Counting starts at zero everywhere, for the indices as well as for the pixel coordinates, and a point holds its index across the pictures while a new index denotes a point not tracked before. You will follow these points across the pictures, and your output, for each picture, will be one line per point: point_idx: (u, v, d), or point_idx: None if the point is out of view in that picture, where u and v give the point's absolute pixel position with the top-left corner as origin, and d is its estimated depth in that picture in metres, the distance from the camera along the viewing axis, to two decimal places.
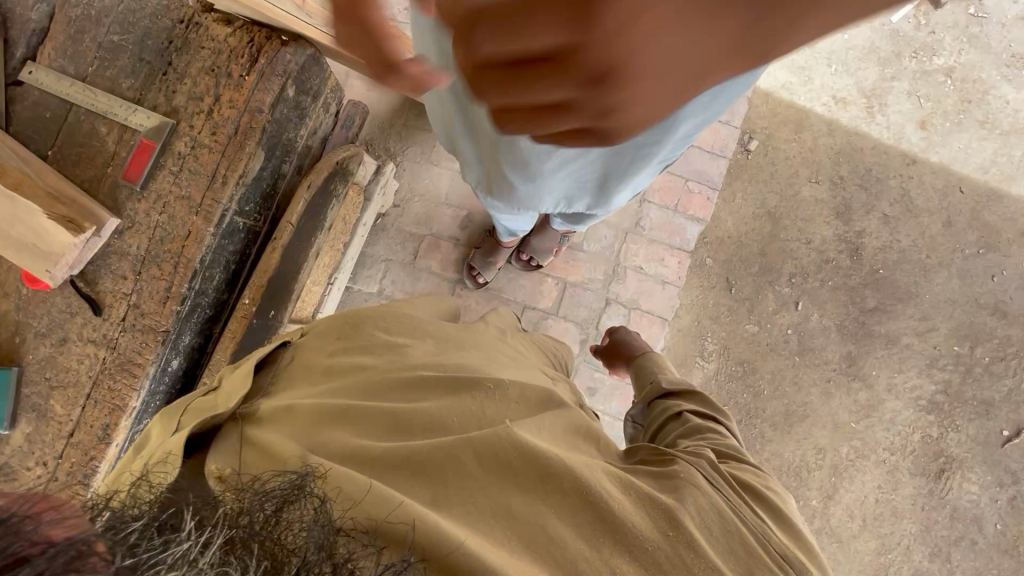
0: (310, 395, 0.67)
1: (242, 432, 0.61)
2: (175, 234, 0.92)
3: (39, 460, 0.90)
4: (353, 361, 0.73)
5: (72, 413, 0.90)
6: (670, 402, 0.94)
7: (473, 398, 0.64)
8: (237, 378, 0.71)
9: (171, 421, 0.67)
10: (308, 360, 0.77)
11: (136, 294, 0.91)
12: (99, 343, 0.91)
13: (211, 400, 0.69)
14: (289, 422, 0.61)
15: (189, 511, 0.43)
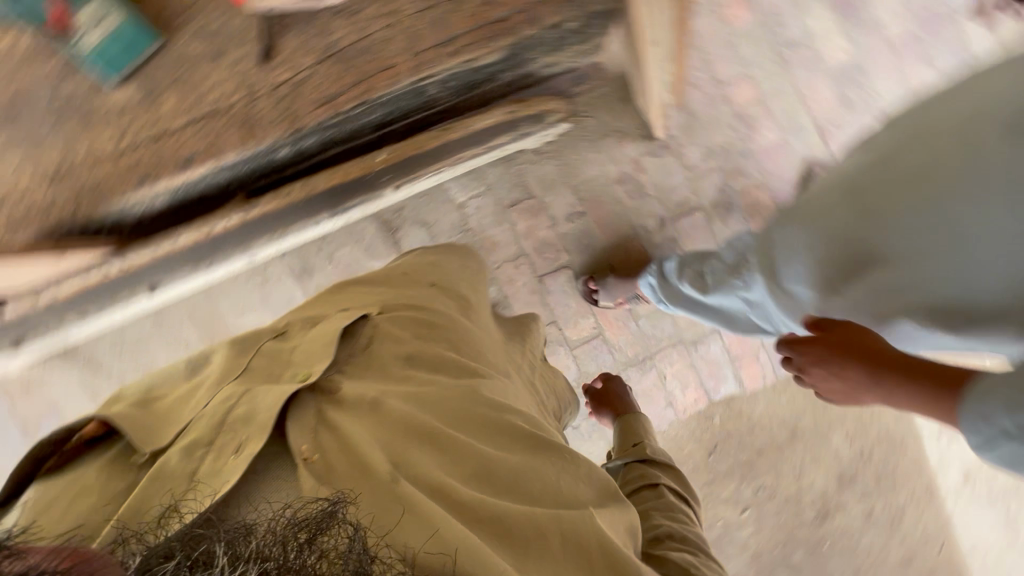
0: (388, 392, 0.74)
1: (320, 413, 0.70)
2: (378, 57, 0.86)
3: (110, 133, 0.84)
4: (433, 376, 0.79)
5: (171, 122, 0.84)
6: (649, 470, 0.98)
7: (555, 466, 0.70)
8: (308, 339, 0.83)
9: (238, 364, 0.80)
10: (383, 348, 0.84)
11: (305, 75, 0.85)
12: (240, 85, 0.85)
13: (282, 349, 0.83)
14: (372, 424, 0.68)
15: (220, 545, 0.49)
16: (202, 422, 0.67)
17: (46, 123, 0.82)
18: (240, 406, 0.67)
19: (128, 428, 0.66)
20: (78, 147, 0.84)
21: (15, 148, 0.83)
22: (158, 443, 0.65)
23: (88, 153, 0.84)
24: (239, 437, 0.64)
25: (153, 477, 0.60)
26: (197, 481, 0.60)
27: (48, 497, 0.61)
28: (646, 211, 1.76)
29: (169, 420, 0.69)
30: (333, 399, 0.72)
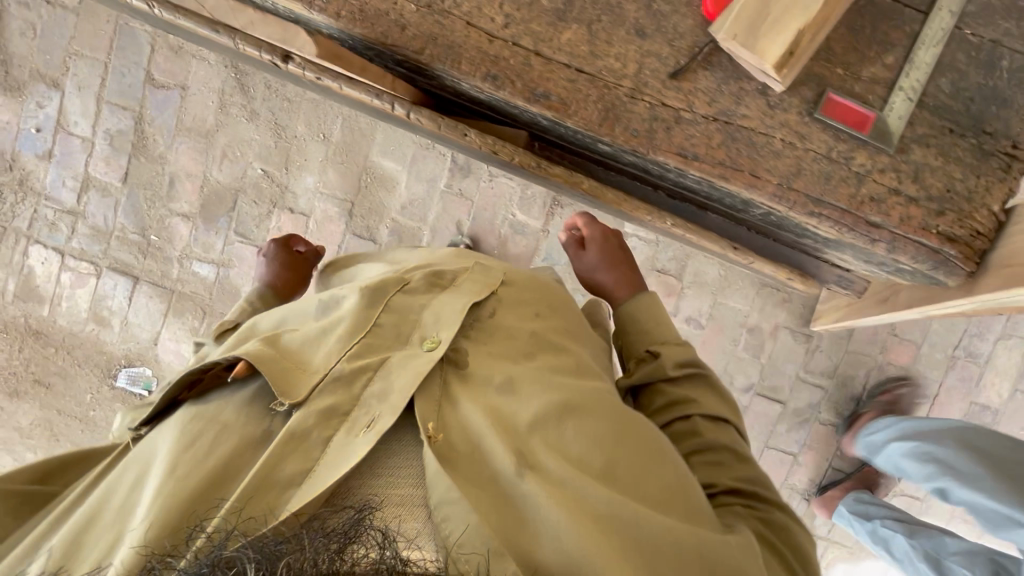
0: (512, 374, 0.78)
1: (446, 385, 0.76)
2: (755, 159, 0.82)
3: (505, 17, 0.80)
4: (555, 369, 0.81)
5: (554, 52, 0.80)
6: (677, 397, 0.93)
7: (675, 481, 0.71)
8: (439, 307, 0.86)
9: (360, 324, 0.82)
10: (506, 327, 0.87)
11: (688, 118, 0.81)
12: (635, 77, 0.81)
13: (412, 309, 0.86)
14: (495, 410, 0.73)
15: (252, 563, 0.50)
16: (335, 388, 0.73)
17: None
18: (374, 382, 0.74)
19: (271, 379, 0.73)
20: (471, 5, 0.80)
21: None
22: (296, 395, 0.72)
23: (468, 15, 0.80)
24: (374, 411, 0.70)
25: (289, 437, 0.67)
26: (330, 449, 0.67)
27: (205, 432, 0.72)
28: (744, 369, 1.77)
29: (309, 367, 0.76)
30: (461, 372, 0.79)
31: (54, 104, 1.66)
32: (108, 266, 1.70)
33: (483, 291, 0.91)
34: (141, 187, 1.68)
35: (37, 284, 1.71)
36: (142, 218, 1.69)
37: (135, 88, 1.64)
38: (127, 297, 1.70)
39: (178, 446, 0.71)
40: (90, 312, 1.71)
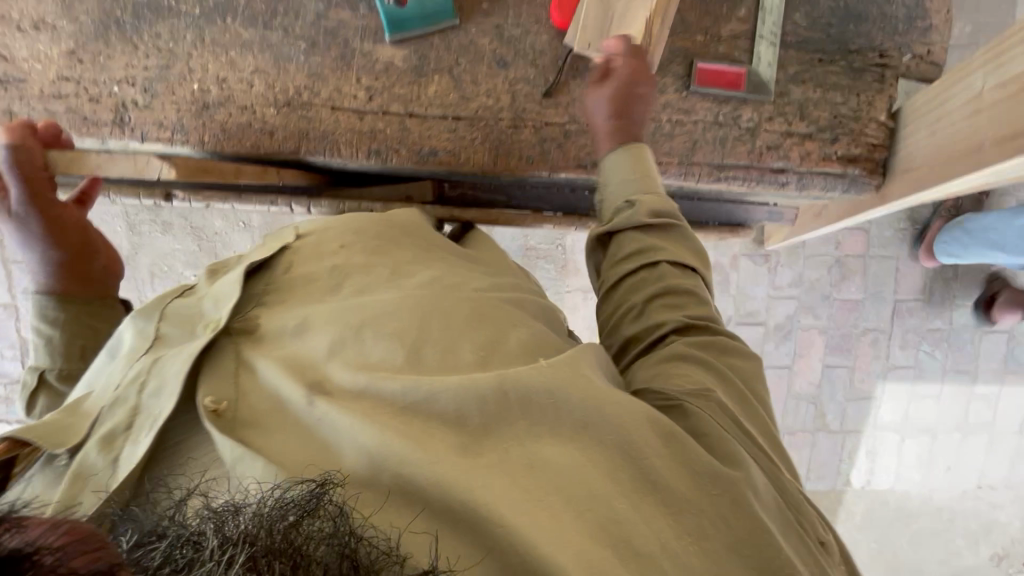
0: (302, 306, 0.61)
1: (240, 356, 0.56)
2: (650, 146, 0.83)
3: (366, 88, 0.78)
4: (362, 293, 0.62)
5: (426, 108, 0.79)
6: (641, 247, 0.73)
7: (507, 344, 0.58)
8: (221, 291, 0.63)
9: (139, 342, 0.58)
10: (304, 273, 0.67)
11: (575, 128, 0.82)
12: (512, 105, 0.81)
13: (194, 307, 0.62)
14: (284, 357, 0.55)
15: (210, 523, 0.39)
16: (113, 405, 0.52)
17: (302, 47, 0.77)
18: (142, 377, 0.53)
19: (29, 438, 0.51)
20: (329, 87, 0.78)
21: (265, 56, 0.77)
22: (73, 438, 0.51)
23: (332, 99, 0.78)
24: (155, 408, 0.51)
25: (75, 476, 0.48)
26: (116, 473, 0.48)
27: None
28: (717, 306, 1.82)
29: (83, 406, 0.54)
30: (252, 334, 0.58)
31: None
32: None
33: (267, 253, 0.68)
34: None
35: None
36: None
37: None
38: None
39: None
40: None
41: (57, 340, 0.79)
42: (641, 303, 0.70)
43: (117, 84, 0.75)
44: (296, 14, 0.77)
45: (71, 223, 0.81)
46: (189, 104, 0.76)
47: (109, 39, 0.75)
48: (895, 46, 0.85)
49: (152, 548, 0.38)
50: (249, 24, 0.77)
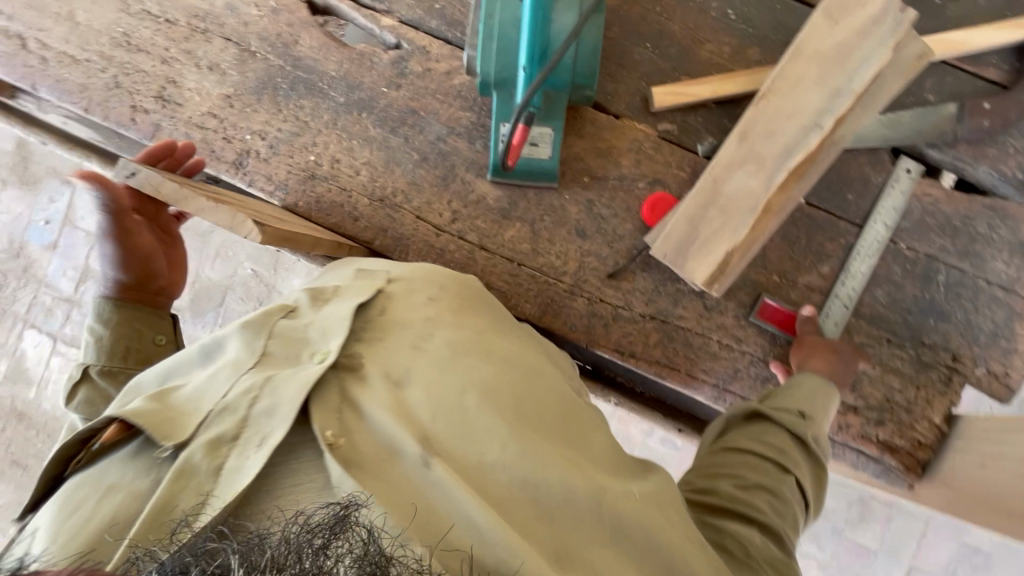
0: (406, 346, 0.59)
1: (342, 388, 0.55)
2: (691, 358, 0.83)
3: (453, 210, 0.84)
4: (461, 351, 0.60)
5: (498, 247, 0.84)
6: (763, 441, 0.70)
7: (583, 454, 0.57)
8: (331, 317, 0.62)
9: (250, 350, 0.57)
10: (402, 314, 0.64)
11: (626, 314, 0.83)
12: (576, 273, 0.84)
13: (301, 327, 0.61)
14: (386, 397, 0.54)
15: (232, 555, 0.38)
16: (224, 411, 0.51)
17: (413, 157, 0.84)
18: (258, 393, 0.52)
19: (143, 423, 0.50)
20: (422, 198, 0.84)
21: (380, 153, 0.85)
22: (182, 433, 0.49)
23: (419, 209, 0.84)
24: (266, 427, 0.49)
25: (176, 475, 0.47)
26: (219, 483, 0.46)
27: (82, 499, 0.48)
28: None
29: (186, 401, 0.52)
30: (351, 368, 0.57)
31: (63, 198, 1.75)
32: None
33: (372, 289, 0.67)
34: None
35: (27, 366, 1.77)
36: None
37: None
38: None
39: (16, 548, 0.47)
40: None
41: (106, 338, 0.82)
42: (741, 477, 0.66)
43: (251, 133, 0.85)
44: (420, 129, 0.84)
45: (143, 248, 0.86)
46: (300, 170, 0.85)
47: (262, 97, 0.85)
48: (971, 357, 0.82)
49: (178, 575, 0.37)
50: (378, 123, 0.85)
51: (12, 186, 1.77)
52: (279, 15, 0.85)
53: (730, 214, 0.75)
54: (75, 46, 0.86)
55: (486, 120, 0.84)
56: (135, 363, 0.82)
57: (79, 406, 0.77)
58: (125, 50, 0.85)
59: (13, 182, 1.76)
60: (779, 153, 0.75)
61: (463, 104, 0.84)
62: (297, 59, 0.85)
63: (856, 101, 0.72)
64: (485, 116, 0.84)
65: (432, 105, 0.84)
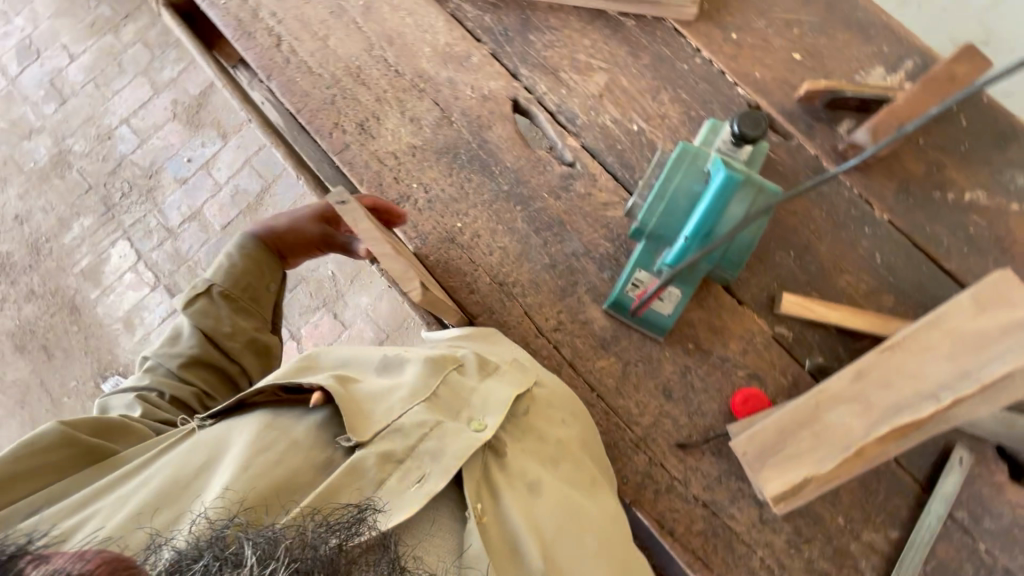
0: (540, 464, 0.75)
1: (486, 469, 0.72)
2: (727, 564, 0.79)
3: (559, 321, 0.88)
4: (577, 486, 0.74)
5: (585, 371, 0.86)
6: None
7: None
8: (491, 391, 0.77)
9: (420, 388, 0.75)
10: (540, 426, 0.78)
11: (679, 490, 0.82)
12: (647, 428, 0.84)
13: (465, 386, 0.78)
14: (521, 503, 0.69)
15: (244, 546, 0.51)
16: (398, 436, 0.70)
17: (544, 260, 0.90)
18: (429, 438, 0.70)
19: (345, 412, 0.70)
20: (536, 298, 0.89)
21: (517, 245, 0.91)
22: (364, 434, 0.69)
23: (529, 307, 0.89)
24: (426, 468, 0.68)
25: (349, 471, 0.66)
26: (381, 492, 0.65)
27: (272, 442, 0.68)
28: None
29: (372, 408, 0.72)
30: (501, 458, 0.73)
31: (212, 148, 1.96)
32: (166, 285, 1.88)
33: (526, 383, 0.79)
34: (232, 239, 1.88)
35: (104, 271, 1.90)
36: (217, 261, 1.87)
37: (277, 166, 1.92)
38: (162, 318, 1.86)
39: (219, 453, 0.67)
40: (126, 315, 1.88)
41: (238, 267, 0.93)
42: None
43: (418, 184, 0.94)
44: (560, 239, 0.91)
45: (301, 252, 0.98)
46: (443, 230, 0.92)
47: (442, 158, 0.95)
48: None
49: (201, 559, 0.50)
50: (527, 220, 0.92)
51: (178, 121, 1.99)
52: (486, 101, 0.97)
53: (819, 444, 0.75)
54: (315, 61, 1.00)
55: (621, 258, 0.90)
56: (247, 296, 0.93)
57: (193, 314, 0.89)
58: (351, 79, 0.99)
59: (181, 118, 1.99)
60: (884, 405, 0.74)
61: (607, 235, 0.90)
62: (485, 141, 0.95)
63: (980, 390, 0.71)
64: (622, 253, 0.90)
65: (580, 224, 0.91)
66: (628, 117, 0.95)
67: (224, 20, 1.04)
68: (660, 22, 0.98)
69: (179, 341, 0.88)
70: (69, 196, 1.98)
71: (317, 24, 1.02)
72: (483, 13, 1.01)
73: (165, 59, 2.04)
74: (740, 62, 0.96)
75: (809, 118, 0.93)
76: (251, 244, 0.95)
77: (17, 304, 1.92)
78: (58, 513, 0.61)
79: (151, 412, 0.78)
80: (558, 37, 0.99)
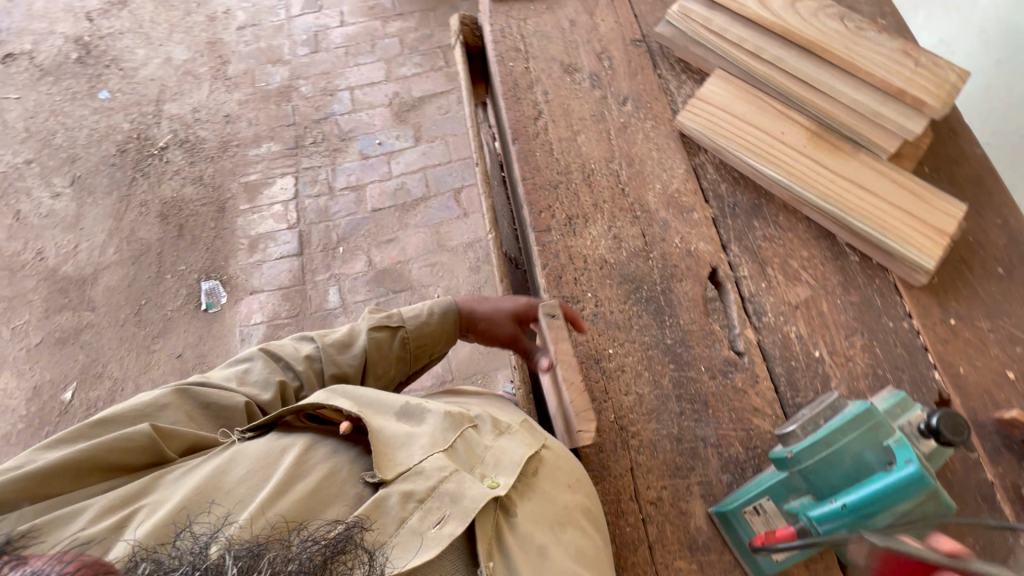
0: (549, 533, 0.73)
1: (499, 530, 0.71)
2: None
3: (660, 496, 0.83)
4: (584, 561, 0.71)
5: (662, 562, 0.80)
6: None
7: None
8: (504, 449, 0.79)
9: (444, 438, 0.77)
10: (551, 492, 0.76)
11: None
12: None
13: (481, 446, 0.79)
14: (529, 568, 0.68)
15: (229, 563, 0.53)
16: (421, 477, 0.71)
17: (672, 429, 0.87)
18: (449, 482, 0.71)
19: (373, 450, 0.72)
20: (648, 461, 0.85)
21: (654, 401, 0.89)
22: (387, 473, 0.70)
23: (637, 466, 0.85)
24: (444, 511, 0.68)
25: (372, 506, 0.67)
26: (401, 534, 0.66)
27: (299, 476, 0.69)
28: None
29: (396, 450, 0.74)
30: (511, 518, 0.73)
31: (402, 144, 2.15)
32: (300, 230, 2.02)
33: (535, 445, 0.80)
34: (375, 223, 2.01)
35: (263, 193, 2.09)
36: (352, 234, 2.00)
37: (445, 185, 2.06)
38: (281, 255, 1.99)
39: (258, 468, 0.70)
40: (255, 236, 2.03)
41: (428, 326, 1.05)
42: None
43: (590, 295, 0.96)
44: (696, 418, 0.88)
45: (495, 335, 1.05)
46: (592, 348, 0.92)
47: (623, 284, 0.97)
48: None
49: (183, 562, 0.52)
50: (674, 382, 0.90)
51: (390, 109, 2.21)
52: (688, 256, 0.99)
53: None
54: (559, 146, 1.08)
55: (747, 469, 0.85)
56: (414, 350, 1.03)
57: (370, 338, 0.99)
58: (581, 177, 1.05)
59: (393, 108, 2.21)
60: None
61: (743, 440, 0.86)
62: (670, 289, 0.97)
63: None
64: (750, 466, 0.85)
65: (722, 414, 0.88)
66: (814, 340, 0.93)
67: (503, 79, 1.16)
68: (883, 272, 0.97)
69: (345, 352, 0.96)
70: (274, 121, 2.22)
71: (576, 119, 1.11)
72: (722, 181, 1.05)
73: (409, 59, 2.31)
74: (948, 348, 0.91)
75: (1000, 441, 0.85)
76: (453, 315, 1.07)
77: (183, 181, 2.14)
78: (98, 511, 0.64)
79: (274, 403, 0.86)
80: (780, 234, 1.01)
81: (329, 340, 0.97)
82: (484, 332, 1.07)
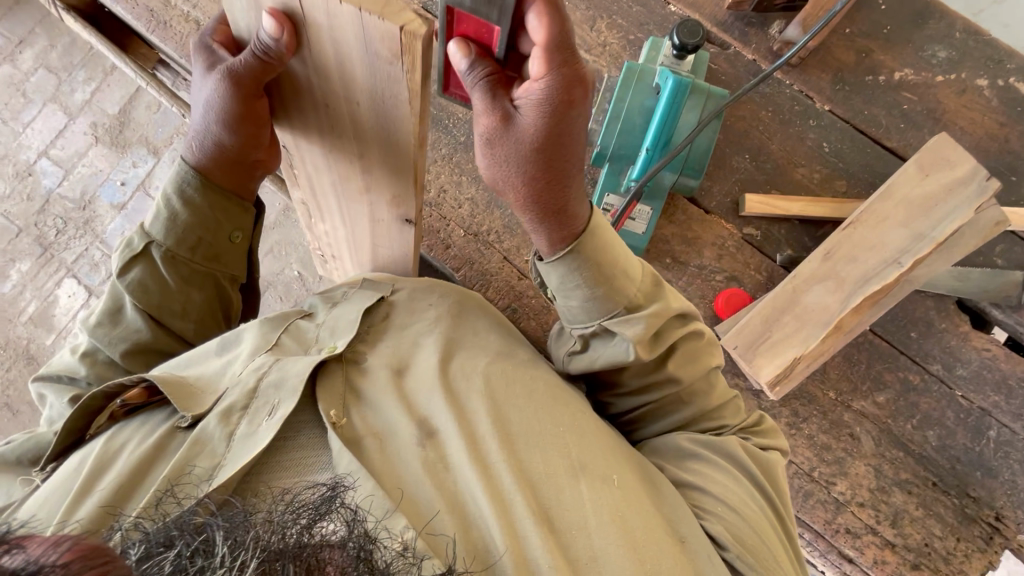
0: (415, 347, 0.62)
1: (350, 381, 0.59)
2: None
3: None
4: (463, 347, 0.62)
5: None
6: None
7: (628, 452, 0.58)
8: (340, 317, 0.66)
9: (267, 336, 0.63)
10: (403, 321, 0.66)
11: None
12: None
13: (314, 328, 0.65)
14: (399, 389, 0.57)
15: (226, 536, 0.36)
16: (236, 386, 0.55)
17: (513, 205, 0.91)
18: (270, 372, 0.56)
19: (170, 393, 0.54)
20: (513, 243, 0.90)
21: (485, 196, 0.92)
22: (201, 406, 0.54)
23: (507, 252, 0.90)
24: (275, 398, 0.53)
25: (192, 442, 0.51)
26: (233, 447, 0.50)
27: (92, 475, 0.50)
28: None
29: (208, 383, 0.57)
30: (361, 361, 0.61)
31: (145, 167, 1.80)
32: None
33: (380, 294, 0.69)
34: None
35: (56, 313, 1.79)
36: None
37: None
38: None
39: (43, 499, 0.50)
40: None
41: (180, 220, 0.66)
42: None
43: None
44: None
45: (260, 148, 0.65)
46: None
47: None
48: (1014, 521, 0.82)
49: (177, 542, 0.35)
50: None
51: (102, 144, 1.83)
52: None
53: (804, 324, 0.81)
54: None
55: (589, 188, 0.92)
56: (201, 259, 0.68)
57: (129, 285, 0.66)
58: None
59: (104, 140, 1.83)
60: (853, 279, 0.80)
61: None
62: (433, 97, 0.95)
63: (935, 248, 0.78)
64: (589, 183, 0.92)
65: None
66: None
67: (133, 12, 1.00)
68: None
69: (120, 319, 0.67)
70: None
71: None
72: None
73: (75, 81, 1.85)
74: None
75: (741, 24, 0.94)
76: (192, 177, 0.65)
77: None
78: None
79: None
80: None
81: (94, 321, 0.67)
82: (238, 176, 0.67)
